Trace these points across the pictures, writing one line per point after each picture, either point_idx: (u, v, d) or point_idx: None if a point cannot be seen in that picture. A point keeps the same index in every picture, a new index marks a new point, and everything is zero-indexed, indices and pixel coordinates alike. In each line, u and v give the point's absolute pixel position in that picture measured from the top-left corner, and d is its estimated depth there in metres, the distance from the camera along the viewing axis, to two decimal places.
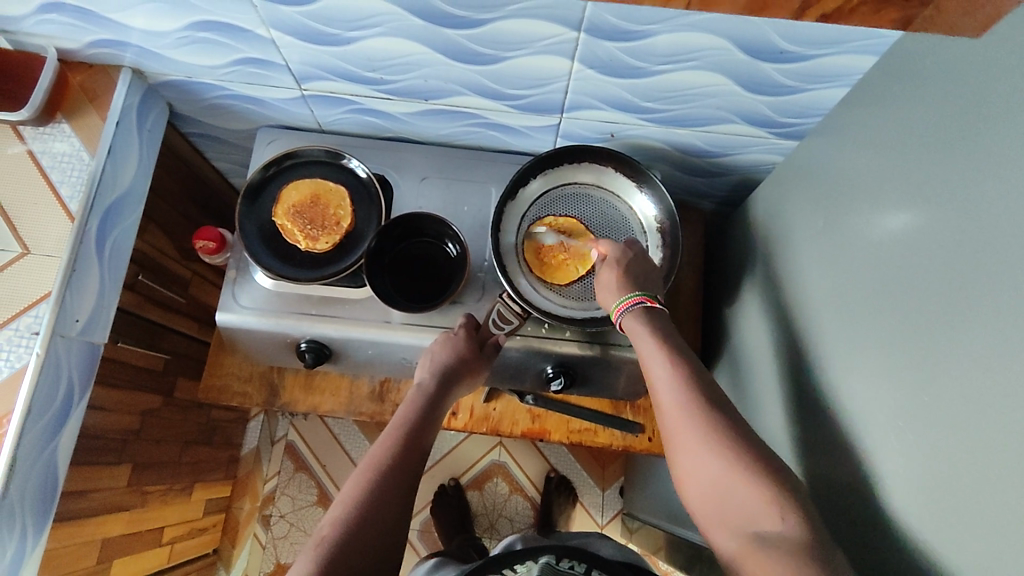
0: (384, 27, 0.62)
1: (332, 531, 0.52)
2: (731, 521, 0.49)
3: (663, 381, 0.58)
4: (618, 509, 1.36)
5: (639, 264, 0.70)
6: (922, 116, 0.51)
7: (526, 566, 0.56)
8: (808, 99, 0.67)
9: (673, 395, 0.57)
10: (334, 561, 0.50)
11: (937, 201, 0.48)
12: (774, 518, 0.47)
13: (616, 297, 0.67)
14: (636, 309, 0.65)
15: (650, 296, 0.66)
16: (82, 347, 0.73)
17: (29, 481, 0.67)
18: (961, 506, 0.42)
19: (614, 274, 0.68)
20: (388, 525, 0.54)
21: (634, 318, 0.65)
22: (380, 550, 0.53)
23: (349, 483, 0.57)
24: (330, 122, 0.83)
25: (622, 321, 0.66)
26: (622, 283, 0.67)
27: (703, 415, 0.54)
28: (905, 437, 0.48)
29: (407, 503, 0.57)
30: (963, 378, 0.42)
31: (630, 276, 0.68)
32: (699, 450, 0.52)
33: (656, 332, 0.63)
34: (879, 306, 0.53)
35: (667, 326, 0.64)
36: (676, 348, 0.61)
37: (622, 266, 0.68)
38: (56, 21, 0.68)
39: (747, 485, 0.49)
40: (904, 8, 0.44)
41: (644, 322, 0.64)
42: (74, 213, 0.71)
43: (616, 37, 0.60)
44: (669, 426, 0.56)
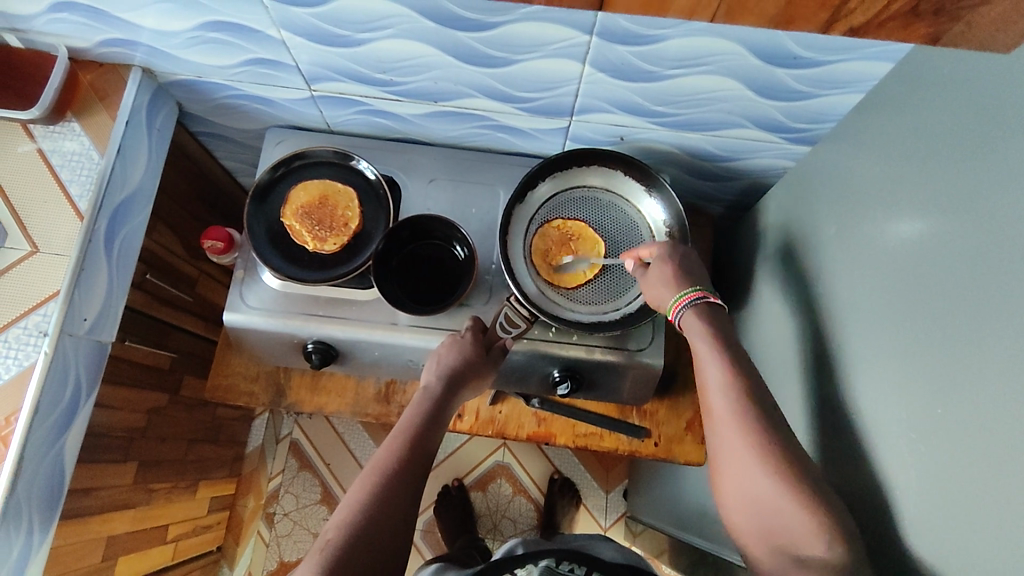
0: (395, 29, 0.62)
1: (338, 535, 0.52)
2: (774, 540, 0.51)
3: (716, 385, 0.58)
4: (622, 512, 1.36)
5: (691, 261, 0.68)
6: (937, 125, 0.51)
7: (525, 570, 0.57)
8: (820, 105, 0.67)
9: (725, 402, 0.56)
10: (339, 565, 0.49)
11: (952, 210, 0.47)
12: (818, 545, 0.48)
13: (673, 293, 0.66)
14: (694, 305, 0.64)
15: (708, 292, 0.65)
16: (90, 345, 0.73)
17: (37, 480, 0.67)
18: (977, 521, 0.41)
19: (669, 268, 0.67)
20: (394, 529, 0.54)
21: (692, 314, 0.64)
22: (386, 555, 0.52)
23: (354, 487, 0.56)
24: (339, 123, 0.83)
25: (680, 317, 0.65)
26: (676, 277, 0.66)
27: (755, 428, 0.54)
28: (920, 450, 0.47)
29: (413, 507, 0.56)
30: (978, 391, 0.42)
31: (684, 272, 0.67)
32: (748, 464, 0.53)
33: (714, 332, 0.62)
34: (892, 316, 0.52)
35: (724, 324, 0.63)
36: (732, 350, 0.60)
37: (675, 260, 0.67)
38: (67, 20, 0.68)
39: (792, 506, 0.50)
40: (933, 25, 0.41)
41: (703, 319, 0.63)
42: (83, 212, 0.71)
43: (629, 41, 0.59)
44: (718, 432, 0.56)
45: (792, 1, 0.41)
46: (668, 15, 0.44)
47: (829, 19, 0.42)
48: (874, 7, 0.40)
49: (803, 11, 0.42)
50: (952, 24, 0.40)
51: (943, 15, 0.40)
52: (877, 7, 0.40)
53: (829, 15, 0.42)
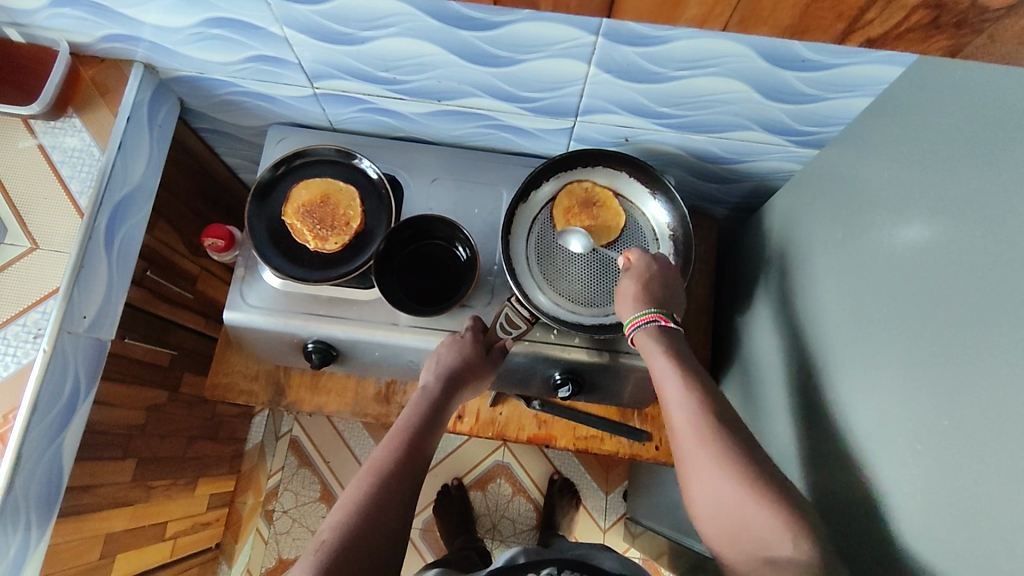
0: (399, 27, 0.61)
1: (333, 535, 0.51)
2: (744, 543, 0.49)
3: (676, 402, 0.58)
4: (621, 514, 1.35)
5: (660, 279, 0.68)
6: (946, 130, 0.50)
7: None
8: (828, 108, 0.66)
9: (686, 417, 0.57)
10: (334, 565, 0.49)
11: (960, 218, 0.46)
12: (783, 542, 0.47)
13: (632, 313, 0.66)
14: (649, 326, 0.65)
15: (664, 315, 0.65)
16: (90, 343, 0.72)
17: (34, 478, 0.67)
18: (977, 534, 0.40)
19: (634, 286, 0.67)
20: (388, 530, 0.53)
21: (648, 336, 0.64)
22: (381, 557, 0.52)
23: (350, 487, 0.56)
24: (342, 121, 0.82)
25: (635, 336, 0.66)
26: (638, 297, 0.66)
27: (714, 436, 0.54)
28: (920, 460, 0.46)
29: (409, 510, 0.56)
30: (984, 401, 0.41)
31: (652, 292, 0.67)
32: (711, 475, 0.52)
33: (670, 353, 0.62)
34: (898, 323, 0.51)
35: (680, 346, 0.64)
36: (690, 369, 0.60)
37: (643, 279, 0.68)
38: (68, 14, 0.67)
39: (756, 507, 0.49)
40: (954, 38, 0.40)
41: (657, 340, 0.64)
42: (83, 208, 0.71)
43: (635, 41, 0.59)
44: (682, 446, 0.56)
45: (807, 9, 0.41)
46: (678, 24, 0.44)
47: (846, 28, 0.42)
48: (892, 17, 0.40)
49: (819, 22, 0.42)
50: (973, 37, 0.40)
51: (965, 28, 0.39)
52: (896, 18, 0.40)
53: (846, 27, 0.42)
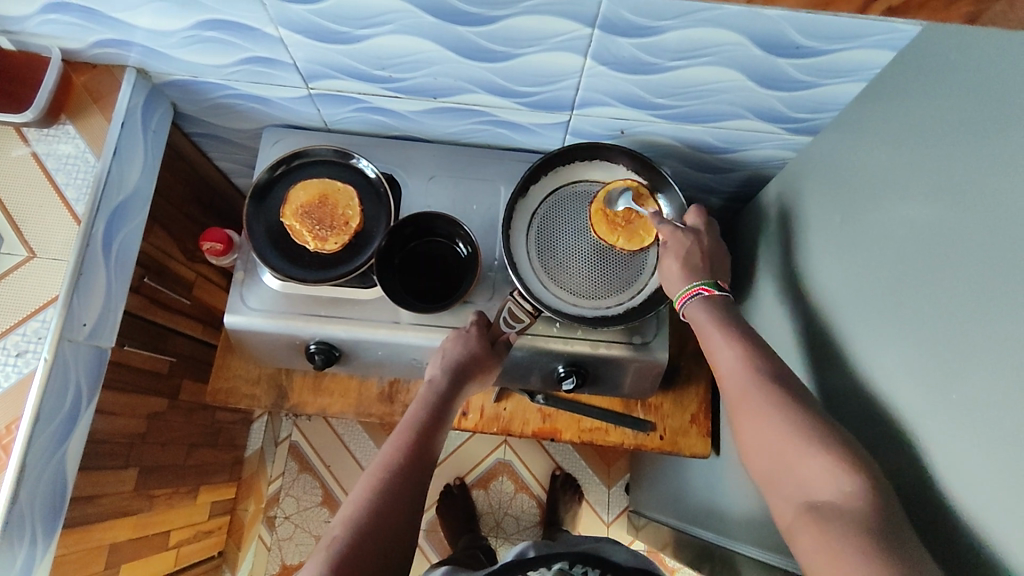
0: (396, 24, 0.61)
1: (343, 530, 0.51)
2: (794, 489, 0.49)
3: (724, 363, 0.58)
4: (624, 507, 1.36)
5: (699, 251, 0.69)
6: (940, 112, 0.51)
7: (539, 572, 0.57)
8: (822, 94, 0.67)
9: (736, 374, 0.57)
10: (344, 560, 0.49)
11: (959, 198, 0.47)
12: (833, 486, 0.46)
13: (677, 291, 0.68)
14: (696, 299, 0.65)
15: (710, 286, 0.66)
16: (90, 351, 0.72)
17: (39, 488, 0.66)
18: (993, 506, 0.41)
19: (676, 262, 0.68)
20: (398, 523, 0.53)
21: (697, 307, 0.65)
22: (393, 550, 0.52)
23: (360, 483, 0.56)
24: (337, 122, 0.82)
25: (685, 310, 0.66)
26: (681, 273, 0.67)
27: (767, 389, 0.54)
28: (932, 436, 0.47)
29: (419, 503, 0.56)
30: (991, 375, 0.42)
31: (692, 265, 0.68)
32: (763, 423, 0.52)
33: (720, 318, 0.62)
34: (899, 301, 0.52)
35: (730, 310, 0.63)
36: (740, 331, 0.60)
37: (681, 255, 0.68)
38: (60, 20, 0.67)
39: (804, 452, 0.49)
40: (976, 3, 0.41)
41: (708, 305, 0.64)
42: (80, 215, 0.70)
43: (630, 33, 0.59)
44: (732, 401, 0.56)
45: None
46: None
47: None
48: None
49: None
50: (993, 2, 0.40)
51: None
52: None
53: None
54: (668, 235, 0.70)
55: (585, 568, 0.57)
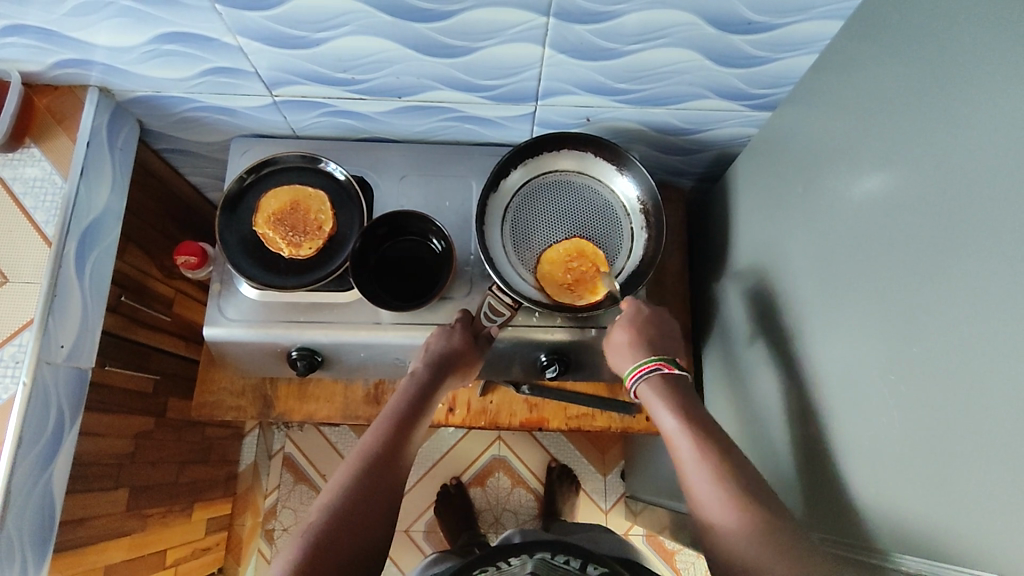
0: (354, 25, 0.61)
1: (320, 518, 0.52)
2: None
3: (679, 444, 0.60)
4: (621, 493, 1.37)
5: (654, 326, 0.72)
6: (887, 77, 0.52)
7: (519, 562, 0.51)
8: (778, 69, 0.68)
9: (690, 456, 0.59)
10: (317, 548, 0.50)
11: (912, 159, 0.48)
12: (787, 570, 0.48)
13: (633, 359, 0.69)
14: (653, 375, 0.67)
15: (668, 362, 0.68)
16: (69, 372, 0.72)
17: (26, 514, 0.66)
18: (954, 455, 0.42)
19: (629, 336, 0.71)
20: (375, 511, 0.54)
21: (649, 386, 0.67)
22: (371, 540, 0.52)
23: (338, 471, 0.56)
24: (304, 128, 0.82)
25: (638, 387, 0.68)
26: (635, 347, 0.70)
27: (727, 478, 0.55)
28: (896, 391, 0.49)
29: (398, 492, 0.57)
30: (951, 328, 0.43)
31: (647, 339, 0.71)
32: (723, 510, 0.53)
33: (674, 403, 0.64)
34: (865, 264, 0.53)
35: (682, 392, 0.66)
36: (693, 416, 0.62)
37: (635, 328, 0.71)
38: (17, 43, 0.66)
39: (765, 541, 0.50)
40: None
41: (660, 390, 0.66)
42: (51, 237, 0.70)
43: (585, 19, 0.60)
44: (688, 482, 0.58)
45: None
46: None
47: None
48: None
49: None
50: None
51: None
52: None
53: None
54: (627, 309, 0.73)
55: (568, 556, 0.51)
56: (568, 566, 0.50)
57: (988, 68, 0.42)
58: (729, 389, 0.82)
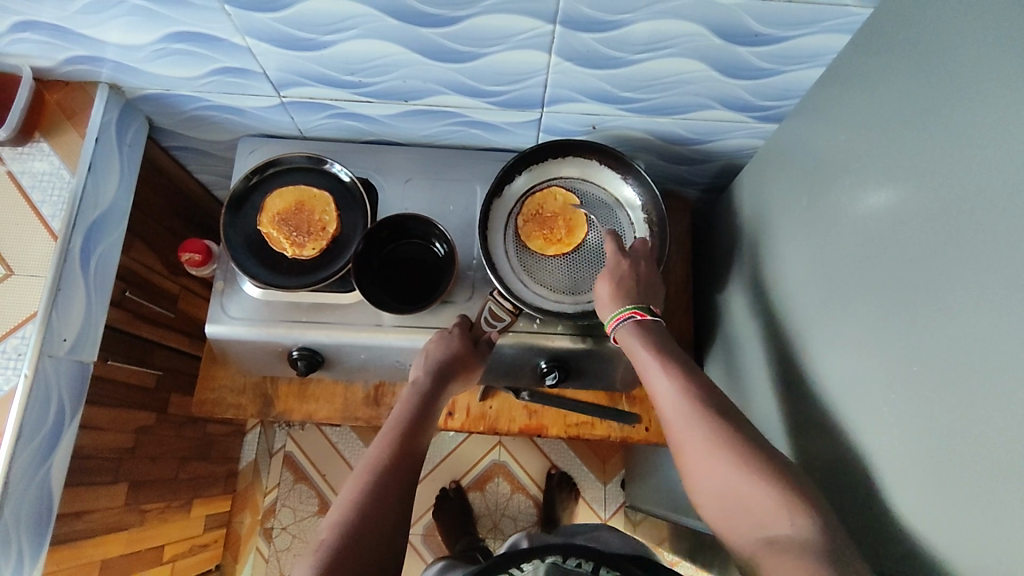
0: (360, 29, 0.62)
1: (332, 534, 0.51)
2: (748, 521, 0.49)
3: (664, 394, 0.58)
4: (621, 502, 1.36)
5: (634, 276, 0.69)
6: (893, 93, 0.52)
7: (531, 566, 0.49)
8: (785, 81, 0.68)
9: (669, 395, 0.58)
10: (335, 563, 0.49)
11: (917, 175, 0.48)
12: (784, 522, 0.47)
13: (611, 311, 0.67)
14: (628, 323, 0.65)
15: (642, 309, 0.66)
16: (71, 366, 0.72)
17: (23, 505, 0.66)
18: (961, 482, 0.41)
19: (608, 288, 0.67)
20: (387, 525, 0.53)
21: (628, 332, 0.64)
22: (382, 550, 0.52)
23: (348, 484, 0.56)
24: (311, 129, 0.83)
25: (616, 334, 0.66)
26: (614, 297, 0.67)
27: (704, 415, 0.55)
28: (896, 411, 0.48)
29: (408, 501, 0.56)
30: (957, 352, 0.42)
31: (624, 289, 0.67)
32: (705, 451, 0.53)
33: (648, 340, 0.63)
34: (868, 280, 0.53)
35: (662, 338, 0.64)
36: (667, 351, 0.61)
37: (617, 278, 0.68)
38: (30, 39, 0.67)
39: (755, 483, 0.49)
40: None
41: (637, 330, 0.64)
42: (56, 231, 0.71)
43: (592, 28, 0.60)
44: (671, 428, 0.57)
45: None
46: None
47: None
48: None
49: None
50: None
51: None
52: None
53: None
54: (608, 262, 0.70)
55: (581, 561, 0.49)
56: (580, 569, 0.48)
57: (994, 86, 0.42)
58: (731, 401, 0.82)
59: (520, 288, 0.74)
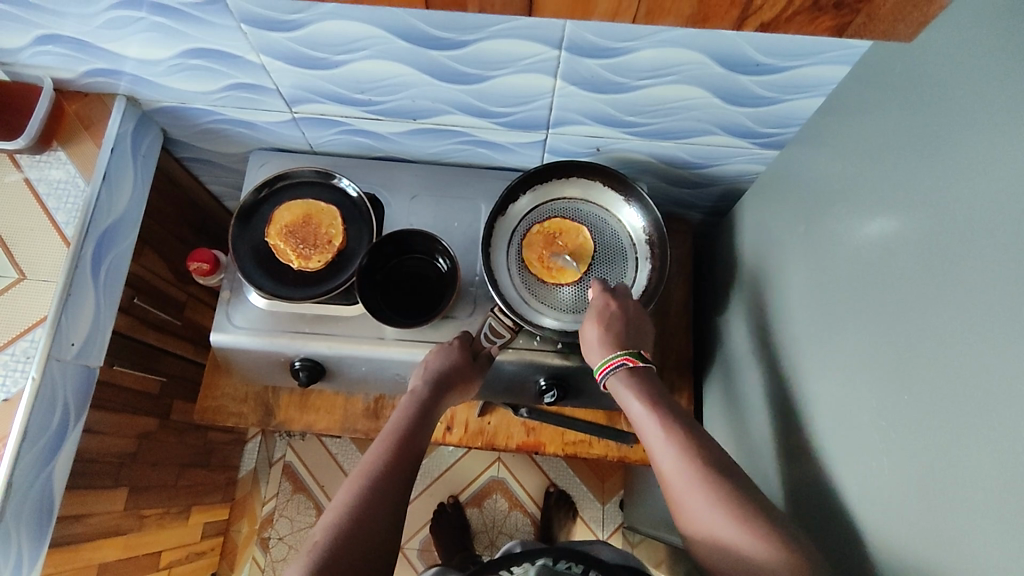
0: (372, 50, 0.63)
1: (326, 535, 0.52)
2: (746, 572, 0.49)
3: (661, 453, 0.58)
4: (618, 523, 1.35)
5: (623, 319, 0.69)
6: (891, 125, 0.53)
7: (522, 569, 0.53)
8: (786, 109, 0.69)
9: (663, 445, 0.58)
10: (327, 563, 0.50)
11: (912, 205, 0.48)
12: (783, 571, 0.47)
13: (600, 356, 0.67)
14: (619, 370, 0.66)
15: (633, 356, 0.66)
16: (78, 370, 0.74)
17: (25, 506, 0.67)
18: (946, 510, 0.42)
19: (596, 331, 0.68)
20: (381, 530, 0.54)
21: (620, 380, 0.65)
22: (374, 554, 0.52)
23: (343, 487, 0.57)
24: (321, 144, 0.84)
25: (606, 381, 0.67)
26: (603, 342, 0.67)
27: (699, 466, 0.55)
28: (886, 439, 0.49)
29: (401, 507, 0.57)
30: (945, 380, 0.43)
31: (613, 333, 0.68)
32: (702, 504, 0.53)
33: (642, 390, 0.64)
34: (862, 308, 0.54)
35: (652, 385, 0.65)
36: (660, 400, 0.62)
37: (604, 322, 0.68)
38: (52, 52, 0.69)
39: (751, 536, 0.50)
40: (836, 17, 0.47)
41: (632, 381, 0.65)
42: (69, 237, 0.72)
43: (597, 54, 0.61)
44: (666, 479, 0.57)
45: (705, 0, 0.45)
46: None
47: (741, 15, 0.47)
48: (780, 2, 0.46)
49: (716, 9, 0.46)
50: None
51: None
52: (782, 4, 0.46)
53: (740, 12, 0.47)
54: (595, 301, 0.70)
55: (570, 564, 0.53)
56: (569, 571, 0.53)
57: (986, 123, 0.43)
58: (728, 424, 0.82)
59: (521, 305, 0.75)
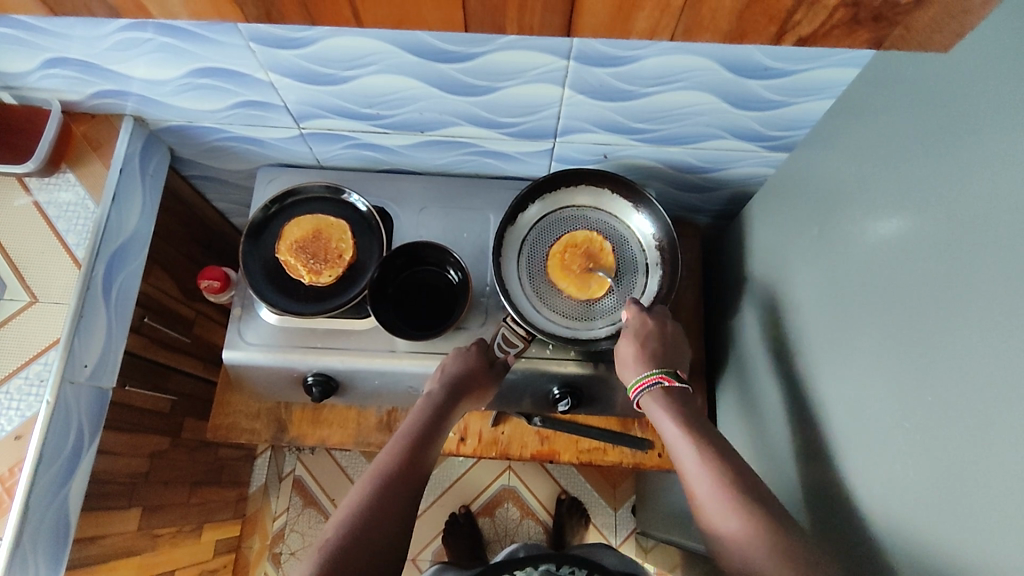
0: (381, 64, 0.64)
1: (337, 532, 0.52)
2: None
3: (690, 467, 0.58)
4: (632, 528, 1.35)
5: (658, 336, 0.69)
6: (902, 126, 0.53)
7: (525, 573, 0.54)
8: (794, 112, 0.69)
9: (693, 461, 0.58)
10: (336, 561, 0.50)
11: (926, 205, 0.48)
12: None
13: (635, 374, 0.67)
14: (654, 388, 0.66)
15: (668, 374, 0.66)
16: (91, 391, 0.73)
17: (41, 531, 0.67)
18: (969, 510, 0.41)
19: (633, 346, 0.68)
20: (391, 530, 0.54)
21: (652, 398, 0.65)
22: (384, 554, 0.52)
23: (355, 487, 0.56)
24: (329, 158, 0.84)
25: (641, 399, 0.67)
26: (641, 358, 0.67)
27: (731, 487, 0.55)
28: (907, 441, 0.48)
29: (412, 511, 0.56)
30: (968, 378, 0.42)
31: (649, 351, 0.68)
32: (736, 527, 0.53)
33: (673, 409, 0.63)
34: (878, 309, 0.53)
35: (685, 402, 0.65)
36: (690, 418, 0.62)
37: (641, 339, 0.68)
38: (60, 74, 0.70)
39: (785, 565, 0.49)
40: (874, 29, 0.48)
41: (664, 401, 0.64)
42: (80, 259, 0.72)
43: (605, 63, 0.62)
44: (697, 495, 0.57)
45: (744, 18, 0.46)
46: None
47: (779, 30, 0.48)
48: (819, 17, 0.46)
49: (756, 27, 0.47)
50: None
51: None
52: (821, 19, 0.47)
53: (778, 29, 0.48)
54: (632, 319, 0.70)
55: (573, 569, 0.54)
56: None
57: (999, 124, 0.43)
58: (743, 428, 0.82)
59: (533, 315, 0.75)
